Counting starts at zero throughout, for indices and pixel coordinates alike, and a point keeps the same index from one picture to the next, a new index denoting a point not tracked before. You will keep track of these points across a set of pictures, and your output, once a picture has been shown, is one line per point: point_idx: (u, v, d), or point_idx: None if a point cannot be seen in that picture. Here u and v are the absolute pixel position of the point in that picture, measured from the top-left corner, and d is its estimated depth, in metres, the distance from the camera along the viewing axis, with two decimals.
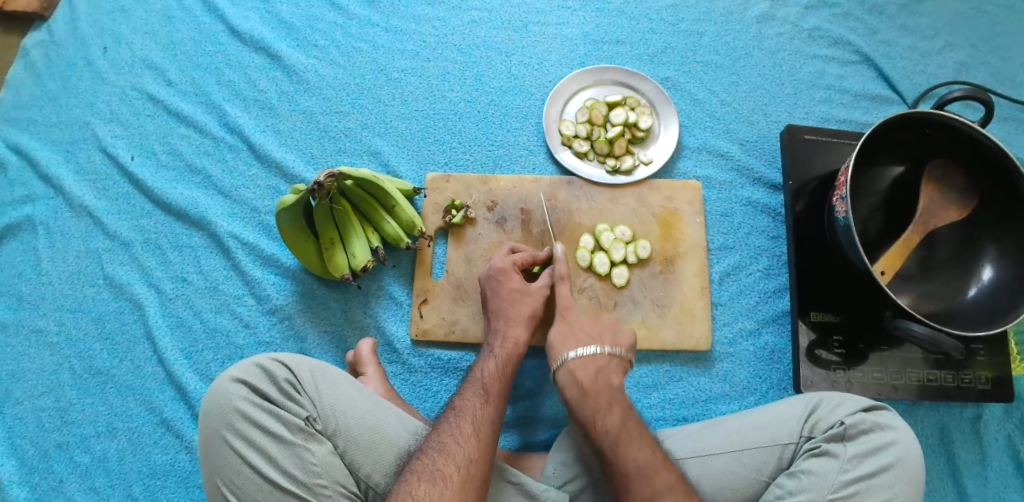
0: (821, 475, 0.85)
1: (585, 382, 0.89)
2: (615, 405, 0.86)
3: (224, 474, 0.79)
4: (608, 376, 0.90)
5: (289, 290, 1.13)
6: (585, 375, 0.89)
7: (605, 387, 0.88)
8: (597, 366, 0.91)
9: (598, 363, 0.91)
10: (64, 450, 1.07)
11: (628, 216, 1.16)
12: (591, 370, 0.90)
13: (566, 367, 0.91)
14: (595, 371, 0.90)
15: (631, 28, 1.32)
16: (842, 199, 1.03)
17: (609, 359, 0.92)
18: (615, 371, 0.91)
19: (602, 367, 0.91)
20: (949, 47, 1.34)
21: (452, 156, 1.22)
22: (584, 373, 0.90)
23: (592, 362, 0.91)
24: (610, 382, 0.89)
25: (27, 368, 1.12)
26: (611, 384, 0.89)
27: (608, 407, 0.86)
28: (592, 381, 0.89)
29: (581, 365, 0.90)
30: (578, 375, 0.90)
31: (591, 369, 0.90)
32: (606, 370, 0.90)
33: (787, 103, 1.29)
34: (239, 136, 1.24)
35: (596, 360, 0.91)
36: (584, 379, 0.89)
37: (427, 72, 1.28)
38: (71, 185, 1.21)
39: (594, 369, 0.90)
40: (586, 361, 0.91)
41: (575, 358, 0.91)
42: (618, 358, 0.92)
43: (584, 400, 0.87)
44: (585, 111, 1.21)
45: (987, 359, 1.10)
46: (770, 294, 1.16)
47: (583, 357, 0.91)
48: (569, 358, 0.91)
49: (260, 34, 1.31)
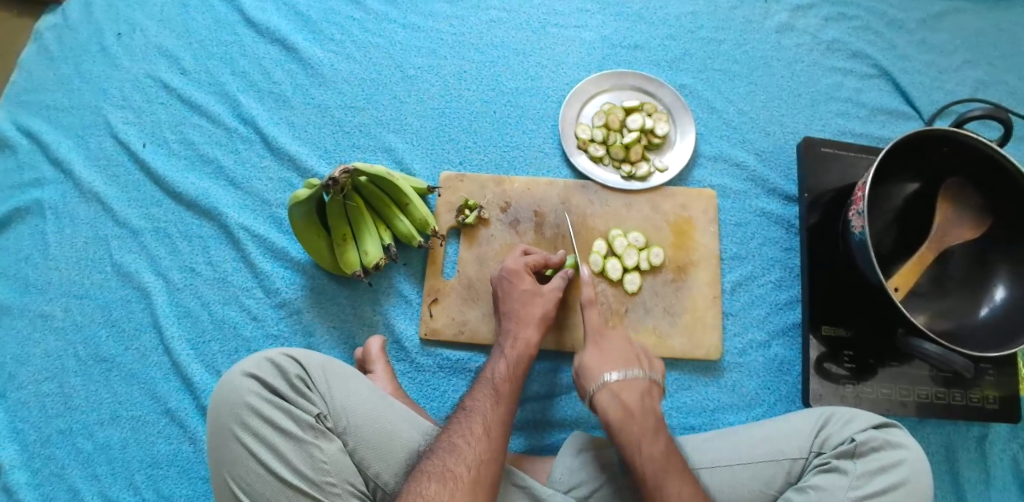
0: (830, 491, 0.85)
1: (630, 405, 0.88)
2: (659, 433, 0.85)
3: (231, 468, 0.79)
4: (650, 401, 0.89)
5: (298, 285, 1.13)
6: (631, 398, 0.88)
7: (650, 413, 0.87)
8: (641, 389, 0.89)
9: (641, 389, 0.90)
10: (67, 437, 1.06)
11: (641, 222, 1.16)
12: (635, 394, 0.89)
13: (609, 389, 0.89)
14: (639, 396, 0.89)
15: (650, 33, 1.32)
16: (859, 213, 1.03)
17: (650, 383, 0.91)
18: (656, 398, 0.90)
19: (645, 393, 0.89)
20: (967, 64, 1.34)
21: (467, 156, 1.21)
22: (628, 396, 0.89)
23: (636, 387, 0.89)
24: (653, 409, 0.88)
25: (32, 353, 1.11)
26: (653, 412, 0.88)
27: (653, 435, 0.84)
28: (637, 405, 0.88)
29: (625, 388, 0.89)
30: (623, 398, 0.88)
31: (635, 394, 0.89)
32: (648, 394, 0.90)
33: (804, 115, 1.28)
34: (253, 127, 1.23)
35: (638, 385, 0.90)
36: (629, 403, 0.88)
37: (445, 70, 1.28)
38: (82, 170, 1.20)
39: (637, 393, 0.89)
40: (630, 384, 0.89)
41: (617, 381, 0.90)
42: (657, 385, 0.92)
43: (628, 426, 0.86)
44: (602, 115, 1.21)
45: (995, 378, 1.10)
46: (781, 305, 1.16)
47: (626, 380, 0.90)
48: (611, 380, 0.90)
49: (277, 25, 1.30)
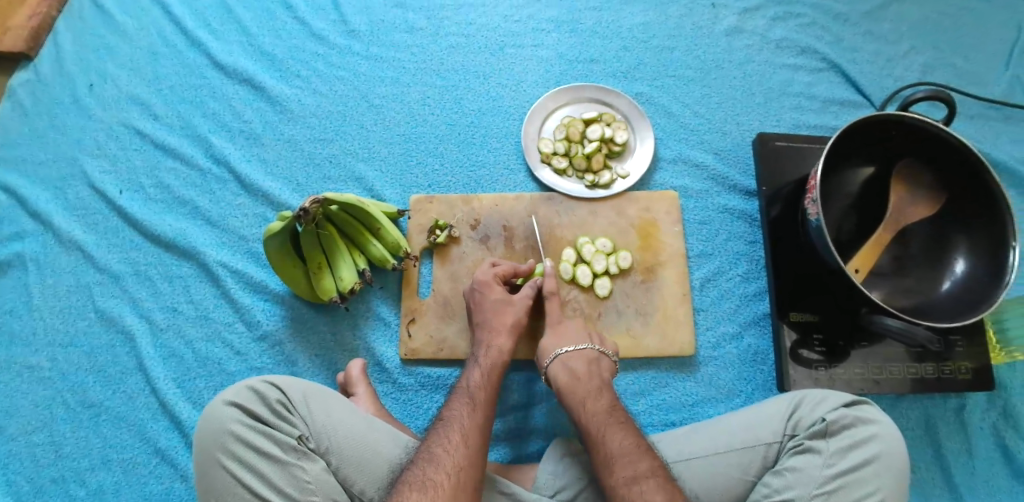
0: (805, 471, 0.88)
1: (578, 371, 0.97)
2: (603, 393, 0.94)
3: (217, 495, 0.81)
4: (599, 369, 0.98)
5: (279, 316, 1.15)
6: (579, 366, 0.97)
7: (596, 377, 0.96)
8: (589, 358, 0.99)
9: (590, 358, 0.99)
10: (60, 485, 1.07)
11: (608, 228, 1.19)
12: (583, 364, 0.98)
13: (560, 359, 0.99)
14: (587, 363, 0.98)
15: (605, 46, 1.37)
16: (813, 202, 1.07)
17: (599, 355, 1.00)
18: (606, 368, 0.99)
19: (593, 360, 0.98)
20: (913, 51, 1.39)
21: (435, 178, 1.25)
22: (577, 364, 0.98)
23: (585, 357, 0.98)
24: (600, 378, 0.97)
25: (22, 404, 1.13)
26: (599, 376, 0.97)
27: (598, 394, 0.93)
28: (586, 373, 0.96)
29: (575, 357, 0.98)
30: (572, 366, 0.97)
31: (584, 362, 0.98)
32: (597, 364, 0.98)
33: (758, 113, 1.33)
34: (226, 167, 1.27)
35: (585, 356, 0.99)
36: (578, 370, 0.97)
37: (408, 97, 1.32)
38: (61, 221, 1.23)
39: (583, 362, 0.98)
40: (578, 358, 0.99)
41: (567, 354, 0.99)
42: (608, 358, 1.01)
43: (576, 388, 0.95)
44: (563, 129, 1.25)
45: (966, 349, 1.13)
46: (750, 297, 1.19)
47: (576, 352, 0.99)
48: (561, 353, 0.99)
49: (243, 66, 1.34)
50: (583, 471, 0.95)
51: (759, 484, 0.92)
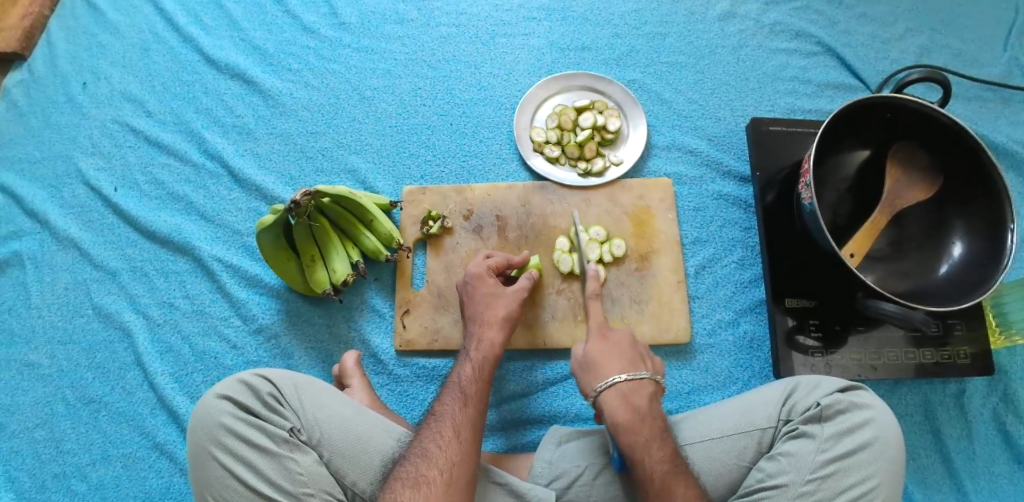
0: (800, 456, 0.88)
1: (639, 408, 0.89)
2: (666, 438, 0.87)
3: (211, 488, 0.81)
4: (657, 404, 0.91)
5: (274, 310, 1.16)
6: (639, 402, 0.90)
7: (657, 417, 0.89)
8: (650, 393, 0.91)
9: (649, 392, 0.91)
10: (61, 480, 1.08)
11: (602, 216, 1.19)
12: (644, 397, 0.90)
13: (619, 391, 0.90)
14: (648, 399, 0.90)
15: (597, 34, 1.36)
16: (806, 186, 1.06)
17: (656, 386, 0.93)
18: (660, 400, 0.93)
19: (653, 396, 0.91)
20: (909, 32, 1.37)
21: (428, 169, 1.25)
22: (638, 399, 0.90)
23: (644, 390, 0.91)
24: (659, 412, 0.90)
25: (22, 401, 1.13)
26: (659, 414, 0.90)
27: (661, 440, 0.87)
28: (645, 409, 0.89)
29: (636, 392, 0.90)
30: (632, 402, 0.89)
31: (644, 397, 0.90)
32: (655, 398, 0.92)
33: (752, 98, 1.32)
34: (219, 162, 1.27)
35: (647, 388, 0.91)
36: (639, 407, 0.89)
37: (400, 88, 1.32)
38: (57, 219, 1.24)
39: (647, 398, 0.90)
40: (639, 388, 0.91)
41: (627, 383, 0.91)
42: (662, 386, 0.94)
43: (638, 428, 0.87)
44: (555, 117, 1.24)
45: (965, 333, 1.12)
46: (746, 283, 1.19)
47: (635, 383, 0.91)
48: (619, 381, 0.91)
49: (235, 61, 1.34)
50: (579, 460, 0.95)
51: (753, 470, 0.91)
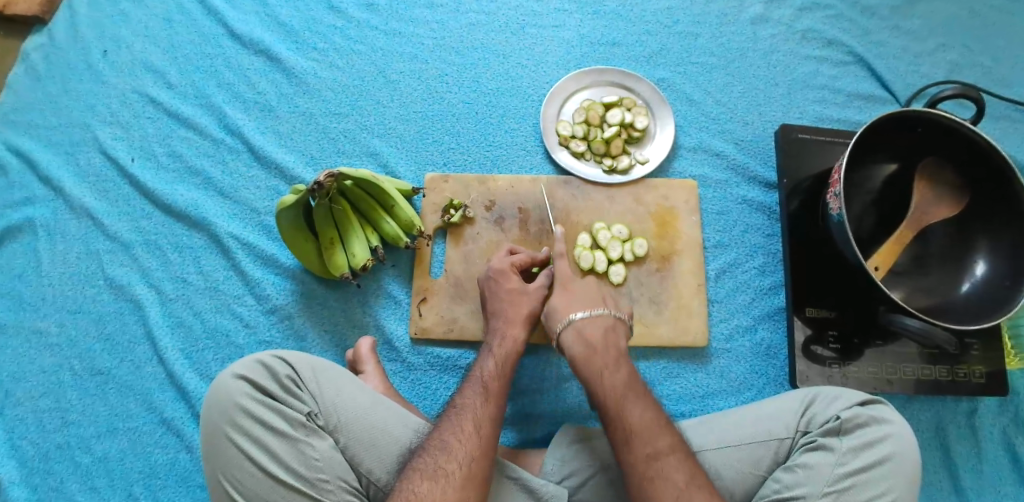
0: (817, 469, 0.87)
1: (594, 340, 0.93)
2: (621, 362, 0.91)
3: (226, 470, 0.80)
4: (615, 337, 0.94)
5: (289, 290, 1.14)
6: (595, 333, 0.94)
7: (612, 347, 0.93)
8: (606, 324, 0.95)
9: (605, 325, 0.95)
10: (64, 451, 1.07)
11: (624, 214, 1.18)
12: (599, 329, 0.94)
13: (574, 326, 0.95)
14: (603, 330, 0.94)
15: (628, 30, 1.34)
16: (836, 196, 1.05)
17: (616, 321, 0.96)
18: (621, 335, 0.96)
19: (609, 328, 0.95)
20: (941, 47, 1.36)
21: (451, 157, 1.23)
22: (593, 331, 0.94)
23: (601, 324, 0.95)
24: (617, 344, 0.94)
25: (29, 369, 1.12)
26: (617, 345, 0.93)
27: (616, 365, 0.90)
28: (601, 340, 0.93)
29: (590, 324, 0.95)
30: (587, 332, 0.94)
31: (599, 328, 0.94)
32: (613, 330, 0.95)
33: (781, 104, 1.30)
34: (240, 138, 1.25)
35: (603, 321, 0.95)
36: (593, 340, 0.93)
37: (426, 74, 1.30)
38: (71, 187, 1.22)
39: (602, 328, 0.94)
40: (595, 321, 0.95)
41: (583, 317, 0.95)
42: (624, 324, 0.97)
43: (592, 359, 0.91)
44: (582, 112, 1.23)
45: (981, 353, 1.10)
46: (766, 291, 1.17)
47: (591, 317, 0.95)
48: (577, 318, 0.95)
49: (259, 37, 1.32)
50: (591, 459, 0.94)
51: (769, 480, 0.90)
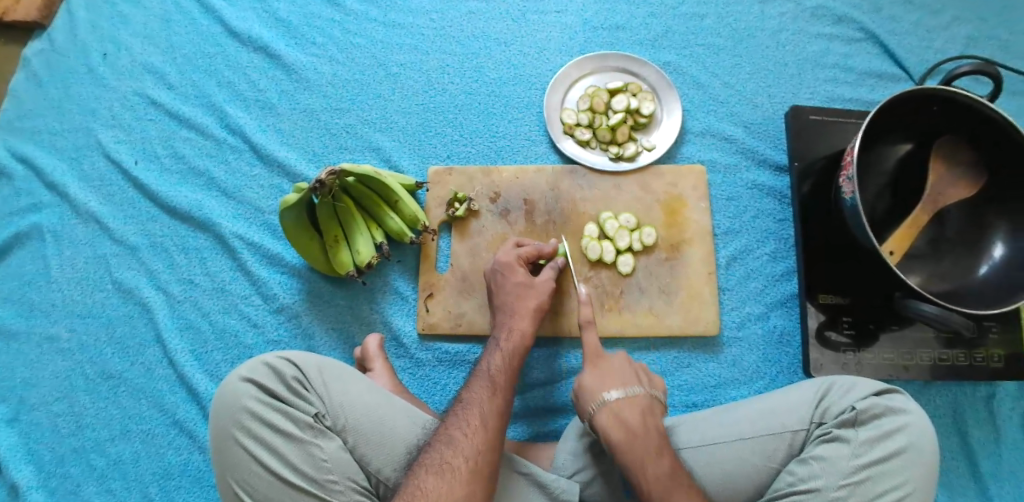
0: (833, 461, 0.85)
1: (632, 424, 0.86)
2: (664, 452, 0.84)
3: (234, 471, 0.80)
4: (652, 419, 0.88)
5: (295, 289, 1.14)
6: (632, 416, 0.87)
7: (653, 432, 0.86)
8: (643, 407, 0.88)
9: (643, 407, 0.88)
10: (80, 455, 1.08)
11: (632, 203, 1.15)
12: (637, 412, 0.87)
13: (609, 408, 0.88)
14: (641, 414, 0.87)
15: (631, 13, 1.31)
16: (848, 179, 1.02)
17: (651, 401, 0.90)
18: (657, 415, 0.90)
19: (647, 411, 0.88)
20: (956, 21, 1.31)
21: (454, 149, 1.22)
22: (630, 415, 0.87)
23: (637, 406, 0.88)
24: (656, 429, 0.87)
25: (42, 375, 1.13)
26: (655, 428, 0.87)
27: (658, 456, 0.83)
28: (640, 424, 0.86)
29: (628, 407, 0.87)
30: (623, 416, 0.87)
31: (638, 413, 0.87)
32: (650, 412, 0.89)
33: (791, 85, 1.27)
34: (241, 136, 1.24)
35: (639, 403, 0.89)
36: (632, 423, 0.86)
37: (427, 65, 1.27)
38: (76, 192, 1.22)
39: (639, 412, 0.87)
40: (631, 403, 0.88)
41: (618, 398, 0.88)
42: (658, 402, 0.91)
43: (633, 444, 0.84)
44: (587, 99, 1.20)
45: (999, 336, 1.08)
46: (778, 277, 1.15)
47: (626, 399, 0.88)
48: (611, 398, 0.88)
49: (258, 33, 1.30)
50: (602, 453, 0.93)
51: (783, 472, 0.89)
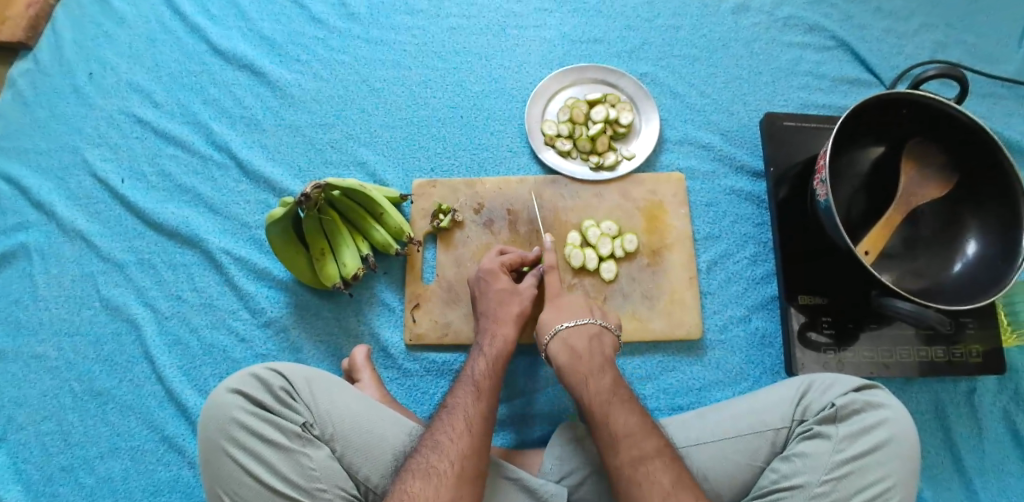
0: (814, 457, 0.87)
1: (579, 349, 0.95)
2: (607, 369, 0.92)
3: (224, 483, 0.81)
4: (600, 346, 0.96)
5: (283, 303, 1.15)
6: (579, 342, 0.95)
7: (598, 354, 0.94)
8: (589, 333, 0.97)
9: (591, 335, 0.97)
10: (69, 473, 1.08)
11: (614, 211, 1.18)
12: (583, 338, 0.96)
13: (561, 337, 0.97)
14: (588, 339, 0.96)
15: (608, 26, 1.34)
16: (821, 183, 1.05)
17: (601, 330, 0.98)
18: (607, 344, 0.97)
19: (595, 336, 0.97)
20: (923, 28, 1.35)
21: (438, 162, 1.24)
22: (577, 340, 0.96)
23: (585, 332, 0.97)
24: (602, 352, 0.95)
25: (30, 394, 1.13)
26: (603, 352, 0.95)
27: (601, 372, 0.92)
28: (586, 350, 0.95)
29: (578, 337, 0.96)
30: (571, 342, 0.96)
31: (585, 338, 0.96)
32: (598, 340, 0.96)
33: (765, 92, 1.30)
34: (227, 153, 1.25)
35: (588, 330, 0.97)
36: (580, 347, 0.95)
37: (410, 80, 1.30)
38: (63, 210, 1.23)
39: (586, 338, 0.96)
40: (579, 330, 0.97)
41: (568, 327, 0.97)
42: (610, 334, 0.99)
43: (577, 365, 0.93)
44: (567, 110, 1.23)
45: (977, 332, 1.10)
46: (759, 280, 1.18)
47: (575, 327, 0.97)
48: (563, 327, 0.97)
49: (243, 51, 1.32)
50: (590, 457, 0.94)
51: (767, 470, 0.90)
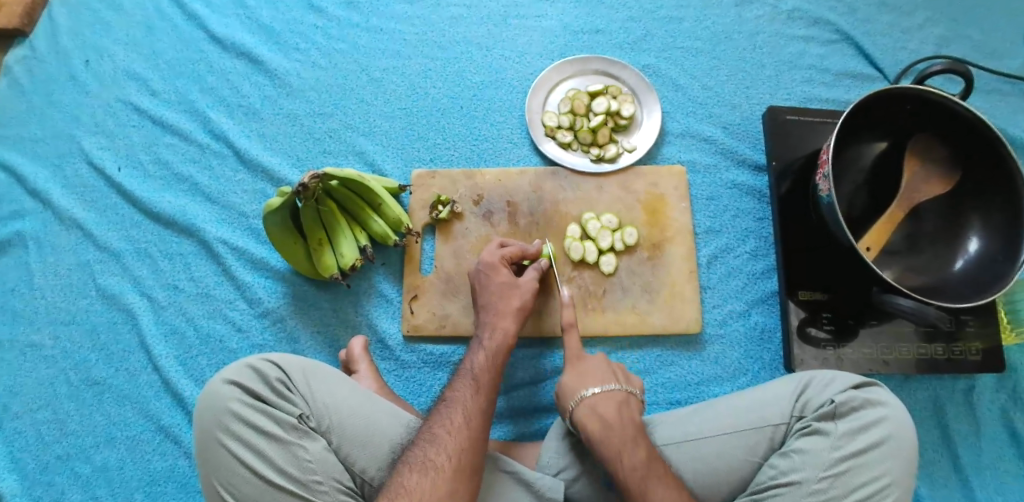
0: (813, 454, 0.86)
1: (609, 417, 0.88)
2: (640, 440, 0.85)
3: (220, 474, 0.80)
4: (629, 413, 0.90)
5: (280, 293, 1.14)
6: (608, 410, 0.89)
7: (629, 423, 0.88)
8: (619, 400, 0.91)
9: (619, 401, 0.91)
10: (65, 462, 1.07)
11: (613, 204, 1.17)
12: (613, 405, 0.90)
13: (588, 403, 0.90)
14: (617, 407, 0.90)
15: (611, 17, 1.33)
16: (824, 177, 1.04)
17: (627, 396, 0.92)
18: (634, 409, 0.91)
19: (623, 402, 0.91)
20: (929, 22, 1.34)
21: (437, 152, 1.23)
22: (606, 408, 0.89)
23: (614, 400, 0.90)
24: (632, 420, 0.89)
25: (25, 382, 1.12)
26: (631, 419, 0.89)
27: (635, 443, 0.85)
28: (616, 418, 0.88)
29: (604, 402, 0.90)
30: (600, 410, 0.89)
31: (613, 405, 0.90)
32: (626, 406, 0.91)
33: (768, 85, 1.29)
34: (225, 142, 1.24)
35: (615, 396, 0.91)
36: (608, 415, 0.88)
37: (409, 70, 1.29)
38: (59, 198, 1.22)
39: (614, 404, 0.90)
40: (608, 397, 0.91)
41: (596, 394, 0.91)
42: (635, 397, 0.93)
43: (609, 436, 0.86)
44: (568, 102, 1.22)
45: (978, 329, 1.09)
46: (759, 274, 1.17)
47: (603, 394, 0.91)
48: (590, 394, 0.91)
49: (241, 39, 1.31)
50: (587, 451, 0.93)
51: (765, 466, 0.90)
